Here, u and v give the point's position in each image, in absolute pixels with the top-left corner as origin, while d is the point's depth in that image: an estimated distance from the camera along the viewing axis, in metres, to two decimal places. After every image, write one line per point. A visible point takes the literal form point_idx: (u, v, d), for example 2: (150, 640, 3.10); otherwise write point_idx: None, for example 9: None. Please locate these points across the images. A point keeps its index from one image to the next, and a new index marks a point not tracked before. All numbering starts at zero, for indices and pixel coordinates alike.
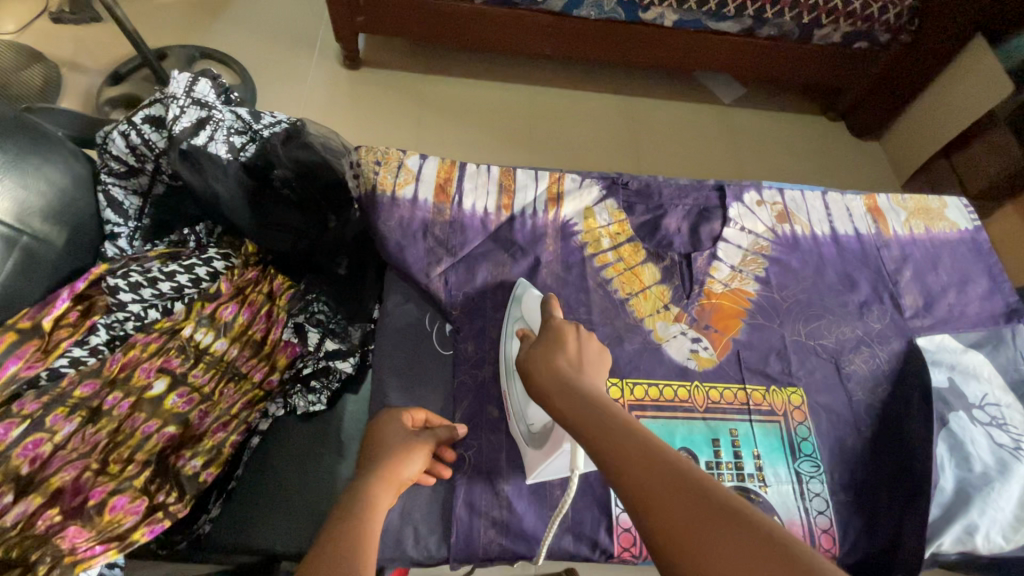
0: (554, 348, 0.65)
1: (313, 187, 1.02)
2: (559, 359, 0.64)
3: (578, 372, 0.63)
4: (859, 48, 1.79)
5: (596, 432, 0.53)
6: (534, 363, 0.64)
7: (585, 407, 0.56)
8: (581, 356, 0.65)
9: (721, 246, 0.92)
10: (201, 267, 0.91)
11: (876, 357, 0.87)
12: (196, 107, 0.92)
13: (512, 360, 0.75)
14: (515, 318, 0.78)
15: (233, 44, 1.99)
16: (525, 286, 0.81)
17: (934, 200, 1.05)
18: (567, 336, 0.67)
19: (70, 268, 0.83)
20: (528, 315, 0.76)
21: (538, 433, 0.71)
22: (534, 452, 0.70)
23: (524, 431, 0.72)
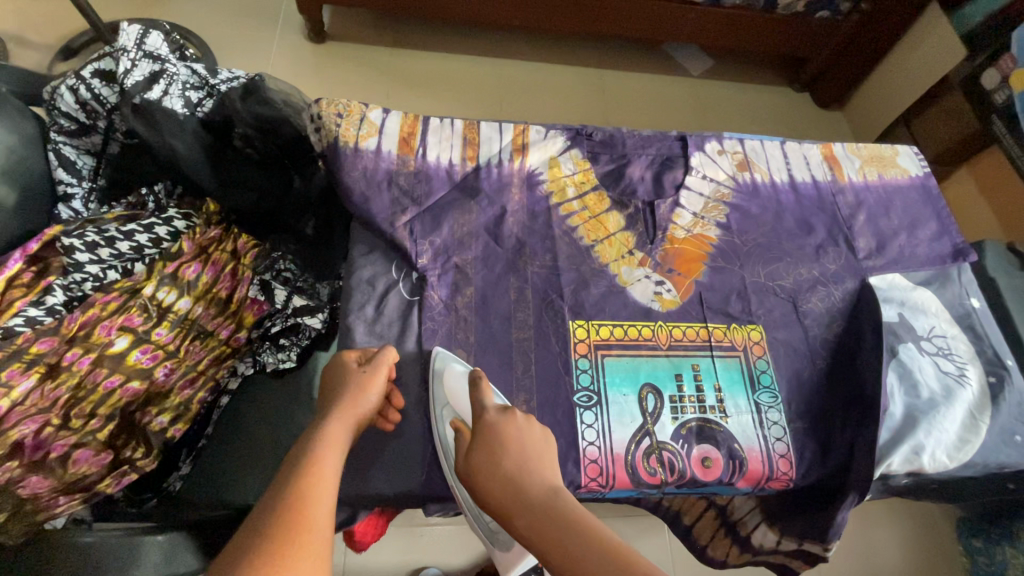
0: (495, 453, 0.64)
1: (276, 145, 0.99)
2: (503, 463, 0.63)
3: (525, 474, 0.62)
4: (820, 17, 1.83)
5: (554, 544, 0.54)
6: (480, 478, 0.63)
7: (541, 524, 0.57)
8: (522, 448, 0.65)
9: (683, 194, 0.94)
10: (161, 226, 0.89)
11: (831, 296, 0.91)
12: (148, 61, 0.90)
13: (448, 453, 0.72)
14: (441, 401, 0.74)
15: (191, 17, 1.93)
16: (444, 360, 0.75)
17: (887, 149, 1.08)
18: (499, 426, 0.66)
19: (22, 228, 0.81)
20: (456, 403, 0.73)
21: (508, 521, 0.72)
22: (516, 547, 0.73)
23: (493, 523, 0.72)
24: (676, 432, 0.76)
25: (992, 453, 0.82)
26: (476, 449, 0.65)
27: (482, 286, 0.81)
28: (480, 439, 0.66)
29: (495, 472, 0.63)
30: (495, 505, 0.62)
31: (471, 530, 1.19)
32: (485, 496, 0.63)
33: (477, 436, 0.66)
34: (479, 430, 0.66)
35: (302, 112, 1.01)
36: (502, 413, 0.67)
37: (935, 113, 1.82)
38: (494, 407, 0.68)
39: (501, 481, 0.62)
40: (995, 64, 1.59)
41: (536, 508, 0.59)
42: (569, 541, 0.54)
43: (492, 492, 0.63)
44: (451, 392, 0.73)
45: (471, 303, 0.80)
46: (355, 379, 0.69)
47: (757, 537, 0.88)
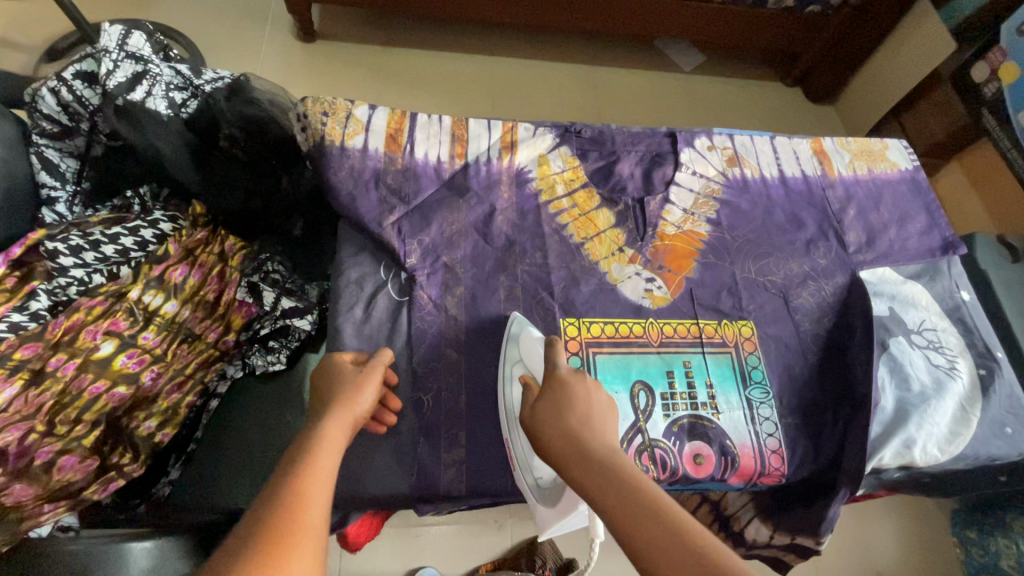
0: (562, 406, 0.61)
1: (262, 146, 0.98)
2: (571, 420, 0.60)
3: (591, 429, 0.59)
4: (812, 12, 1.83)
5: (617, 503, 0.51)
6: (547, 427, 0.60)
7: (608, 481, 0.53)
8: (590, 405, 0.62)
9: (673, 190, 0.94)
10: (147, 229, 0.89)
11: (822, 291, 0.91)
12: (131, 61, 0.88)
13: (514, 412, 0.72)
14: (512, 359, 0.75)
15: (179, 18, 1.91)
16: (521, 324, 0.76)
17: (876, 143, 1.08)
18: (570, 383, 0.63)
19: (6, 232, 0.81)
20: (529, 359, 0.73)
21: (549, 488, 0.68)
22: (547, 509, 0.67)
23: (533, 486, 0.69)
24: (667, 429, 0.76)
25: (982, 445, 0.82)
26: (544, 399, 0.63)
27: (471, 285, 0.81)
28: (547, 390, 0.63)
29: (561, 423, 0.60)
30: (555, 460, 0.58)
31: (475, 529, 1.19)
32: (543, 445, 0.60)
33: (547, 389, 0.64)
34: (553, 382, 0.63)
35: (287, 111, 1.01)
36: (574, 371, 0.65)
37: (927, 106, 1.82)
38: (566, 365, 0.66)
39: (565, 434, 0.59)
40: (985, 57, 1.60)
41: (599, 462, 0.55)
42: (635, 504, 0.50)
43: (554, 447, 0.59)
44: (526, 351, 0.73)
45: (460, 302, 0.80)
46: (352, 380, 0.67)
47: (751, 532, 0.86)
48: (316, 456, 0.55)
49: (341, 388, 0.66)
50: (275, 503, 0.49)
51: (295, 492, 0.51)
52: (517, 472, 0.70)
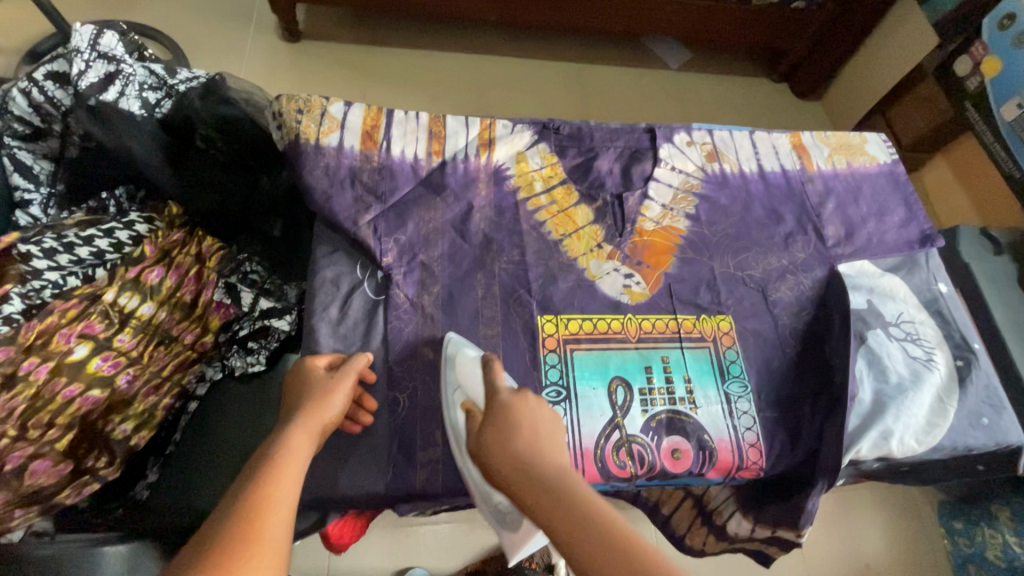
0: (507, 431, 0.63)
1: (239, 145, 0.97)
2: (516, 445, 0.62)
3: (536, 451, 0.61)
4: (795, 8, 1.83)
5: (568, 523, 0.53)
6: (494, 454, 0.62)
7: (556, 502, 0.55)
8: (536, 429, 0.64)
9: (652, 186, 0.94)
10: (122, 231, 0.90)
11: (800, 285, 0.91)
12: (104, 62, 0.87)
13: (461, 439, 0.70)
14: (453, 384, 0.73)
15: (161, 19, 1.89)
16: (457, 345, 0.75)
17: (855, 137, 1.09)
18: (514, 406, 0.65)
19: None
20: (469, 387, 0.72)
21: (508, 512, 0.70)
22: (511, 534, 0.69)
23: (494, 512, 0.69)
24: (645, 424, 0.76)
25: (960, 436, 0.83)
26: (490, 425, 0.64)
27: (448, 283, 0.81)
28: (493, 414, 0.65)
29: (507, 448, 0.61)
30: (504, 484, 0.60)
31: (470, 527, 1.19)
32: (494, 472, 0.61)
33: (492, 413, 0.65)
34: (497, 407, 0.65)
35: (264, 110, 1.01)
36: (516, 393, 0.67)
37: (910, 100, 1.83)
38: (507, 388, 0.68)
39: (512, 458, 0.60)
40: (968, 52, 1.59)
41: (547, 484, 0.57)
42: (583, 521, 0.52)
43: (501, 472, 0.61)
44: (465, 377, 0.72)
45: (437, 300, 0.79)
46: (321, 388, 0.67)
47: (732, 527, 0.87)
48: (277, 468, 0.56)
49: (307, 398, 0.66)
50: (230, 520, 0.50)
51: (253, 505, 0.51)
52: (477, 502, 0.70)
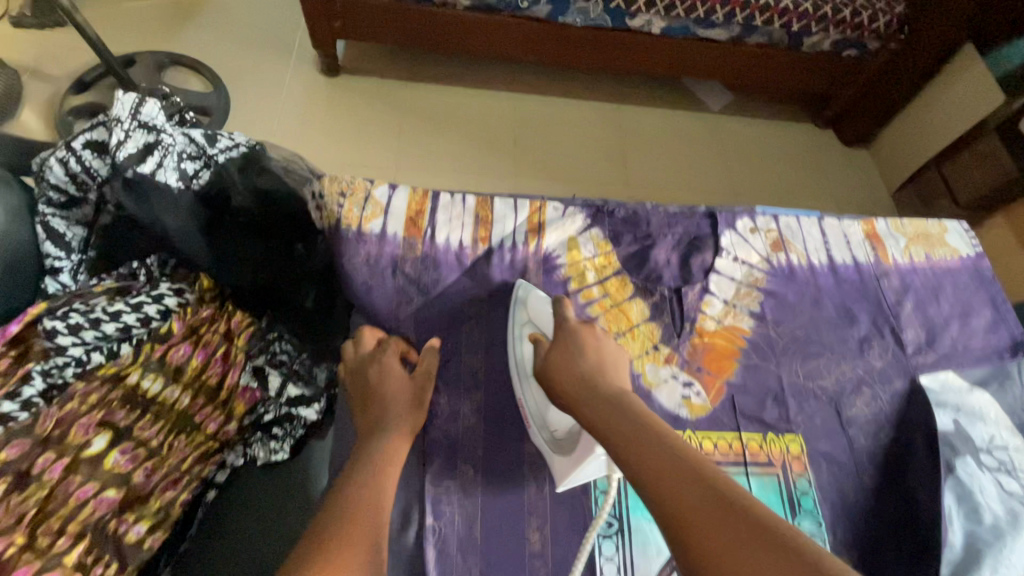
0: (575, 353, 0.66)
1: (276, 217, 0.93)
2: (581, 362, 0.65)
3: (602, 373, 0.64)
4: (848, 56, 1.77)
5: (626, 438, 0.54)
6: (559, 363, 0.65)
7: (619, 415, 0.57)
8: (600, 356, 0.67)
9: (713, 279, 0.87)
10: (151, 305, 0.84)
11: (878, 399, 0.82)
12: (143, 130, 0.84)
13: (524, 365, 0.73)
14: (519, 321, 0.76)
15: (205, 49, 1.91)
16: (527, 287, 0.78)
17: (934, 225, 0.99)
18: (579, 335, 0.69)
19: (6, 306, 0.79)
20: (538, 320, 0.75)
21: (564, 438, 0.68)
22: (562, 458, 0.66)
23: (547, 439, 0.69)
24: None
25: None
26: (555, 349, 0.68)
27: (491, 389, 0.75)
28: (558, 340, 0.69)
29: (572, 366, 0.65)
30: (563, 389, 0.64)
31: None
32: (555, 390, 0.65)
33: (560, 339, 0.69)
34: (561, 335, 0.69)
35: (307, 185, 0.97)
36: (583, 324, 0.70)
37: (968, 157, 1.72)
38: (575, 319, 0.71)
39: (574, 370, 0.64)
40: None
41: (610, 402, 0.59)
42: (630, 421, 0.56)
43: (563, 377, 0.64)
44: (534, 310, 0.76)
45: (479, 409, 0.73)
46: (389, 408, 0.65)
47: None
48: None
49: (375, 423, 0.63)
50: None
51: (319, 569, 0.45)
52: (531, 428, 0.70)
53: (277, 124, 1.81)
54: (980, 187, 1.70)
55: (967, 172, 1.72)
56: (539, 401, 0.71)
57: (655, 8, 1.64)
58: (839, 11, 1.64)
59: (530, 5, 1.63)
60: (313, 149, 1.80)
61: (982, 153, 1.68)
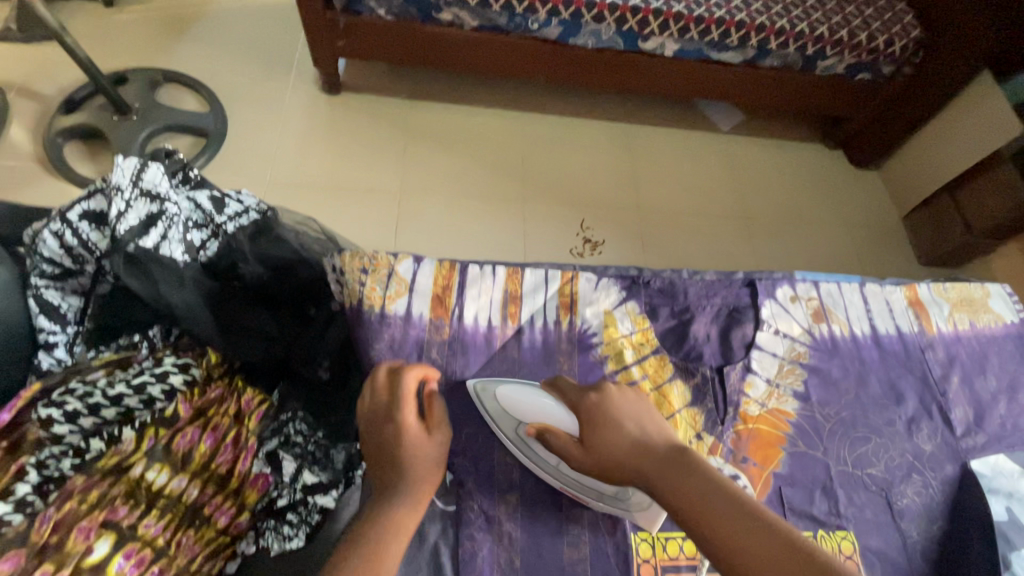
0: (614, 426, 0.58)
1: (288, 288, 0.89)
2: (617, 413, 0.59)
3: (654, 438, 0.56)
4: (860, 80, 1.73)
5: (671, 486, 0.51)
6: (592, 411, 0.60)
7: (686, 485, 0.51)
8: (639, 420, 0.58)
9: (755, 354, 0.82)
10: (154, 385, 0.77)
11: (929, 487, 0.78)
12: (146, 200, 0.78)
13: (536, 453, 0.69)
14: (512, 420, 0.70)
15: (199, 66, 1.82)
16: (482, 384, 0.73)
17: (976, 288, 0.95)
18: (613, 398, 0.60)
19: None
20: (533, 412, 0.67)
21: (625, 494, 0.66)
22: (642, 511, 0.65)
23: (611, 502, 0.66)
24: None
25: None
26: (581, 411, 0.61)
27: (526, 490, 0.71)
28: (586, 416, 0.60)
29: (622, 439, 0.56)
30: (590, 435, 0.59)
31: None
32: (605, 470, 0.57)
33: (588, 414, 0.60)
34: (586, 409, 0.59)
35: (318, 257, 0.92)
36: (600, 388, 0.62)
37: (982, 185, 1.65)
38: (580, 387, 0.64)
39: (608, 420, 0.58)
40: None
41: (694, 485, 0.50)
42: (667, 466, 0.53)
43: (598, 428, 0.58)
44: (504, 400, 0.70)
45: (515, 514, 0.69)
46: (417, 440, 0.61)
47: None
48: None
49: (406, 455, 0.60)
50: None
51: None
52: (587, 499, 0.67)
53: (273, 146, 1.73)
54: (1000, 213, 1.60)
55: (984, 199, 1.64)
56: (572, 477, 0.67)
57: (668, 31, 1.59)
58: (854, 35, 1.60)
59: (541, 27, 1.58)
60: (309, 172, 1.71)
61: (996, 180, 1.60)
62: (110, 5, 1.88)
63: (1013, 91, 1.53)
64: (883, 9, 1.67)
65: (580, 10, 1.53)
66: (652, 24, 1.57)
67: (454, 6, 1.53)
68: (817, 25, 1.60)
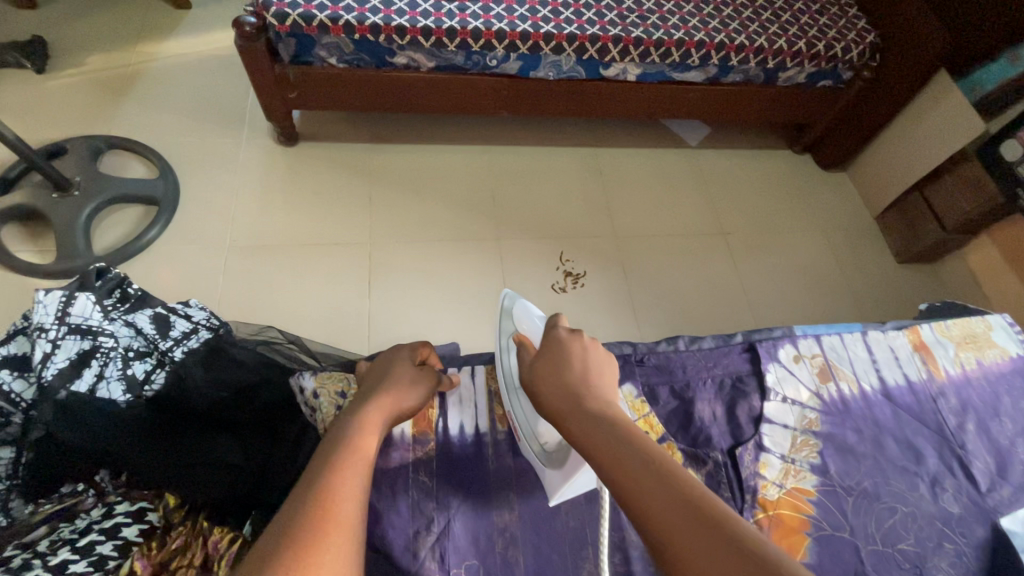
0: (562, 366, 0.61)
1: (250, 409, 0.81)
2: (570, 371, 0.61)
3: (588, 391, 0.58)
4: (823, 87, 1.71)
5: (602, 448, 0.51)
6: (545, 369, 0.62)
7: (598, 431, 0.52)
8: (587, 365, 0.62)
9: (766, 429, 0.77)
10: (104, 543, 0.66)
11: (962, 555, 0.73)
12: (76, 336, 0.71)
13: (510, 374, 0.75)
14: (509, 333, 0.79)
15: (143, 128, 1.72)
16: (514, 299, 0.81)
17: (977, 323, 0.92)
18: (569, 344, 0.64)
19: None
20: (525, 327, 0.77)
21: (555, 450, 0.69)
22: (553, 471, 0.67)
23: (539, 453, 0.70)
24: None
25: None
26: (540, 359, 0.64)
27: None
28: (541, 364, 0.63)
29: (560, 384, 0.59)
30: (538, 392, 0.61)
31: None
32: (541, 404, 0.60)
33: (545, 350, 0.65)
34: (544, 344, 0.64)
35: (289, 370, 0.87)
36: (573, 333, 0.65)
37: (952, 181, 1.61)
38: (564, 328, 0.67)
39: (559, 377, 0.60)
40: (1017, 136, 1.44)
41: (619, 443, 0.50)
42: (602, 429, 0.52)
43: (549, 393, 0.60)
44: (520, 321, 0.78)
45: None
46: (407, 375, 0.69)
47: None
48: None
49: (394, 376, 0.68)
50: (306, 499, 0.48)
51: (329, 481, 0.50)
52: (522, 438, 0.72)
53: (229, 207, 1.62)
54: (972, 212, 1.56)
55: (955, 197, 1.60)
56: (528, 413, 0.72)
57: (629, 56, 1.55)
58: (813, 45, 1.58)
59: (499, 63, 1.53)
60: (269, 232, 1.60)
61: (964, 178, 1.58)
62: (41, 72, 1.76)
63: (969, 88, 1.55)
64: (836, 17, 1.66)
65: (538, 43, 1.48)
66: (611, 51, 1.53)
67: (408, 49, 1.46)
68: (776, 38, 1.58)
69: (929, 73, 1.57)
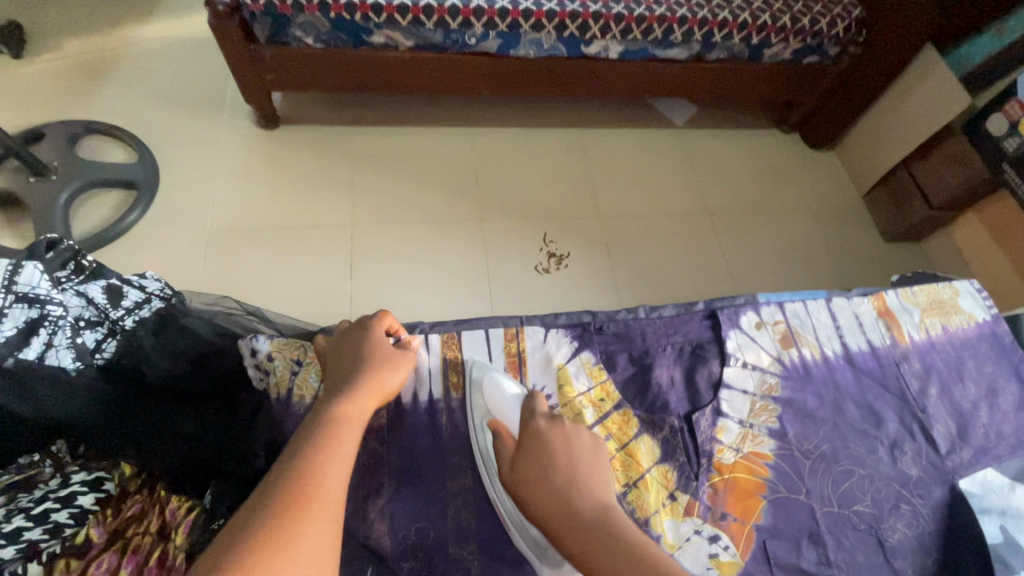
0: (543, 463, 0.57)
1: (206, 379, 0.83)
2: (551, 473, 0.57)
3: (578, 490, 0.55)
4: (809, 63, 1.68)
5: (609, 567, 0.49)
6: (524, 469, 0.58)
7: (602, 542, 0.51)
8: (573, 455, 0.58)
9: (724, 395, 0.77)
10: (60, 510, 0.65)
11: (919, 517, 0.73)
12: (23, 305, 0.69)
13: (488, 457, 0.69)
14: (481, 410, 0.72)
15: (122, 113, 1.69)
16: (482, 370, 0.75)
17: (944, 288, 0.92)
18: (548, 434, 0.60)
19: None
20: (496, 405, 0.71)
21: (548, 547, 0.64)
22: (554, 572, 0.62)
23: (531, 545, 0.64)
24: None
25: None
26: (521, 455, 0.59)
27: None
28: (519, 455, 0.59)
29: (544, 484, 0.56)
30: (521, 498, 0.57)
31: None
32: (531, 514, 0.56)
33: (524, 442, 0.60)
34: (526, 440, 0.60)
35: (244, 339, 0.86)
36: (553, 422, 0.61)
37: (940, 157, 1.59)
38: (542, 414, 0.63)
39: (542, 478, 0.56)
40: (1002, 111, 1.42)
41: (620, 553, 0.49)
42: (605, 544, 0.50)
43: (530, 495, 0.56)
44: (491, 399, 0.72)
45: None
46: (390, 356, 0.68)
47: None
48: None
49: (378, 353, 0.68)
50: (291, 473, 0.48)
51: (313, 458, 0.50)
52: (511, 534, 0.65)
53: (209, 192, 1.61)
54: (958, 189, 1.54)
55: (942, 173, 1.58)
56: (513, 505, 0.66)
57: (610, 33, 1.52)
58: (798, 21, 1.55)
59: (478, 41, 1.50)
60: (250, 215, 1.59)
61: (953, 154, 1.55)
62: (18, 58, 1.73)
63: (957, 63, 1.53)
64: None
65: (517, 20, 1.45)
66: (593, 28, 1.50)
67: (385, 28, 1.43)
68: (760, 13, 1.54)
69: (916, 48, 1.54)
